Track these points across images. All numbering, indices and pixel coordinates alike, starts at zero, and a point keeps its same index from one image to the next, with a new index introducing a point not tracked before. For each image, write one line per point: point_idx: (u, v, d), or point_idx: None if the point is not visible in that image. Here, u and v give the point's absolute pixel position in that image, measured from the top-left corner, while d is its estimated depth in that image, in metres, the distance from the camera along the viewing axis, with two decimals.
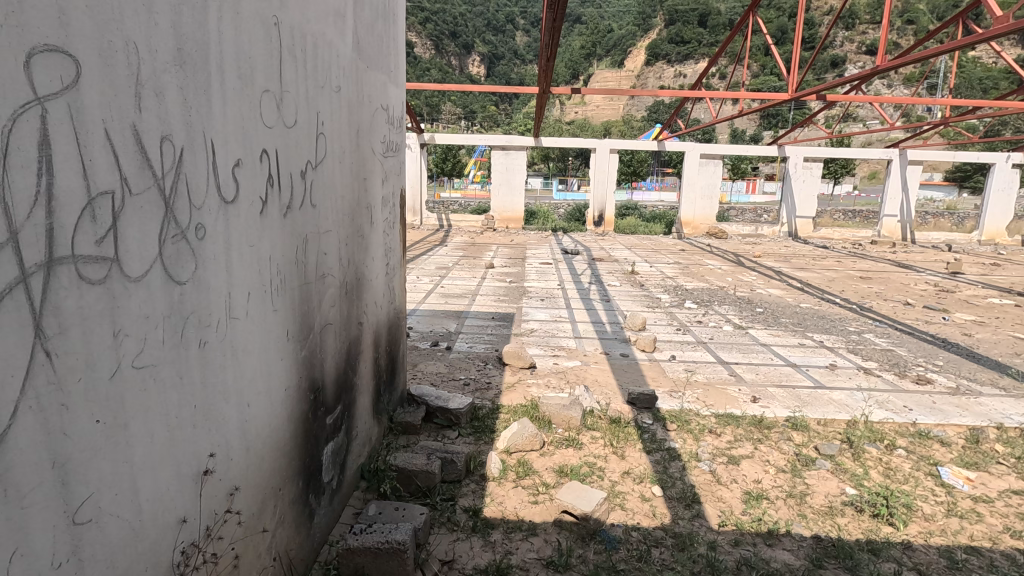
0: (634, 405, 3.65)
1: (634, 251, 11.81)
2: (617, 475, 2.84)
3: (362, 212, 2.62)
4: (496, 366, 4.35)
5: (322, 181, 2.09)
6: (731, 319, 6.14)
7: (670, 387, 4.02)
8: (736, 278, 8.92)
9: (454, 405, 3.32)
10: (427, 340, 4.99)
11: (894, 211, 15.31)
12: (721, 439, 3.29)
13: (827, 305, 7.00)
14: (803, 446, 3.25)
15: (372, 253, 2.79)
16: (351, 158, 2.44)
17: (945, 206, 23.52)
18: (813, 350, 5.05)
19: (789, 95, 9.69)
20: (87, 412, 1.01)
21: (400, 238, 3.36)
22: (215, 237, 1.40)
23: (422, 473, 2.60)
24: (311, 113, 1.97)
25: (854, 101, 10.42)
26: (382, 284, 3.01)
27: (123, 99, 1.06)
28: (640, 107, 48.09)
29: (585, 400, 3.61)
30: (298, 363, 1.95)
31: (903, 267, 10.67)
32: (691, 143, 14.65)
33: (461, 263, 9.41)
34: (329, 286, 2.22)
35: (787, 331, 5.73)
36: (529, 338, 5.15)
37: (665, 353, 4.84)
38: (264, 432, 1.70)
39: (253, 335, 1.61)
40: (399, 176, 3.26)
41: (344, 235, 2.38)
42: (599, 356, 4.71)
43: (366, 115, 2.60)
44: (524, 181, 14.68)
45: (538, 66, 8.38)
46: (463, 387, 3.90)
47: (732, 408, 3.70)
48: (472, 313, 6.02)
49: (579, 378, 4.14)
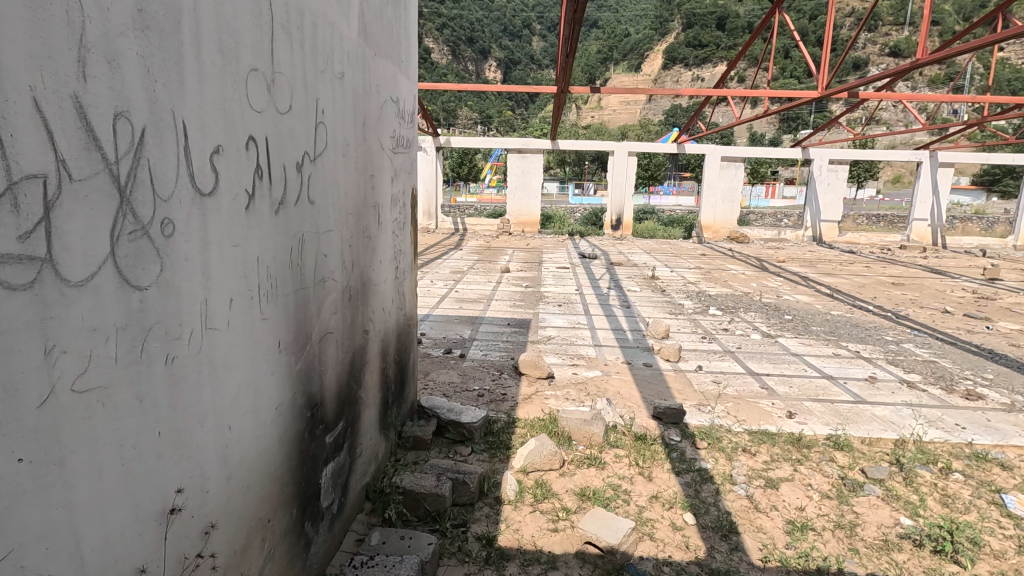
0: (661, 420, 3.40)
1: (653, 255, 11.54)
2: (644, 500, 2.59)
3: (370, 210, 2.42)
4: (513, 375, 4.13)
5: (322, 176, 1.90)
6: (759, 327, 5.84)
7: (698, 400, 3.76)
8: (761, 283, 8.60)
9: (467, 419, 3.10)
10: (440, 347, 4.79)
11: (924, 215, 14.75)
12: (757, 460, 3.02)
13: (860, 312, 6.65)
14: (848, 469, 2.98)
15: (379, 256, 2.59)
16: (357, 153, 2.24)
17: (972, 210, 22.84)
18: (849, 361, 4.74)
19: (819, 93, 9.24)
20: (7, 448, 0.82)
21: (411, 240, 3.16)
22: (187, 235, 1.20)
23: (431, 496, 2.38)
24: (310, 99, 1.78)
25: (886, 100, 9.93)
26: (391, 289, 2.80)
27: (60, 63, 0.87)
28: (657, 112, 47.65)
29: (607, 414, 3.36)
30: (292, 378, 1.74)
31: (937, 273, 10.23)
32: (711, 144, 14.30)
33: (477, 267, 9.24)
34: (332, 290, 2.03)
35: (819, 340, 5.41)
36: (546, 346, 4.92)
37: (691, 363, 4.56)
38: (249, 458, 1.50)
39: (236, 348, 1.42)
40: (410, 175, 3.07)
41: (347, 235, 2.17)
42: (620, 365, 4.47)
43: (373, 105, 2.41)
44: (541, 185, 14.46)
45: (557, 63, 7.96)
46: (477, 399, 3.68)
47: (766, 425, 3.41)
48: (487, 319, 5.82)
49: (601, 390, 3.89)
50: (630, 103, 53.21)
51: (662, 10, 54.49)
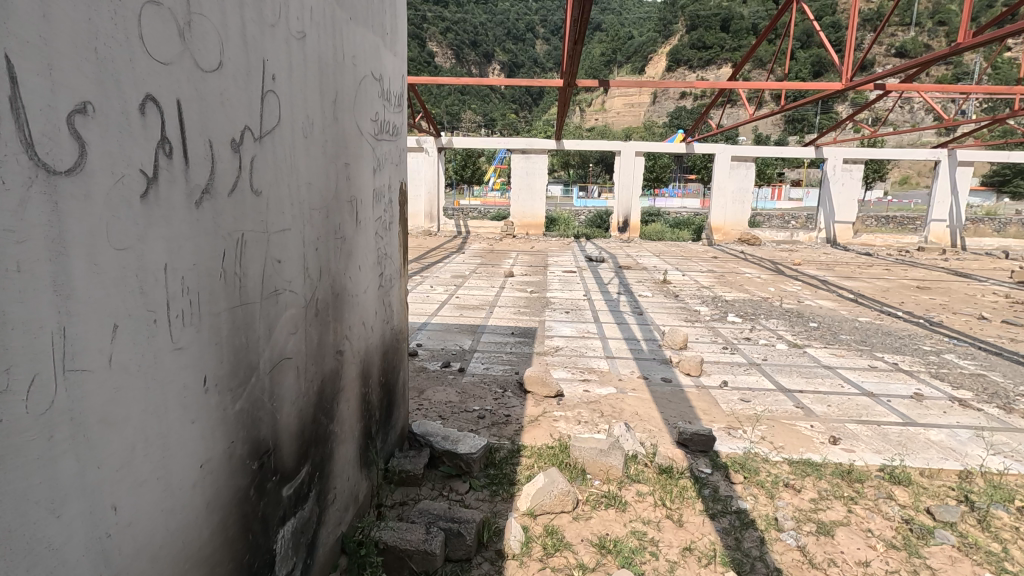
0: (687, 448, 2.97)
1: (663, 258, 11.08)
2: (675, 553, 2.16)
3: (344, 206, 2.00)
4: (517, 393, 3.70)
5: (272, 158, 1.48)
6: (783, 336, 5.39)
7: (726, 423, 3.33)
8: (779, 288, 8.12)
9: (464, 449, 2.69)
10: (437, 360, 4.36)
11: (942, 215, 14.23)
12: (802, 497, 2.59)
13: (889, 319, 6.21)
14: (910, 509, 2.54)
15: (358, 261, 2.16)
16: (326, 136, 1.83)
17: (982, 211, 22.36)
18: (888, 375, 4.30)
19: (843, 85, 8.56)
20: None
21: (400, 245, 2.76)
22: (17, 233, 0.79)
23: (418, 554, 1.97)
24: (252, 58, 1.36)
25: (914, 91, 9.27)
26: (374, 299, 2.39)
27: None
28: (661, 113, 47.18)
29: (626, 441, 2.93)
30: (228, 423, 1.33)
31: (962, 276, 9.73)
32: (721, 144, 13.87)
33: (479, 271, 8.85)
34: (290, 304, 1.62)
35: (852, 351, 4.96)
36: (554, 358, 4.49)
37: (714, 378, 4.13)
38: (152, 543, 1.09)
39: (131, 392, 1.01)
40: (399, 169, 2.67)
41: (312, 236, 1.76)
42: (637, 381, 4.03)
43: (348, 80, 2.00)
44: (545, 186, 14.03)
45: (565, 48, 6.94)
46: (478, 422, 3.24)
47: (809, 454, 2.97)
48: (489, 328, 5.39)
49: (616, 411, 3.46)
50: (633, 105, 52.74)
51: (666, 12, 54.09)
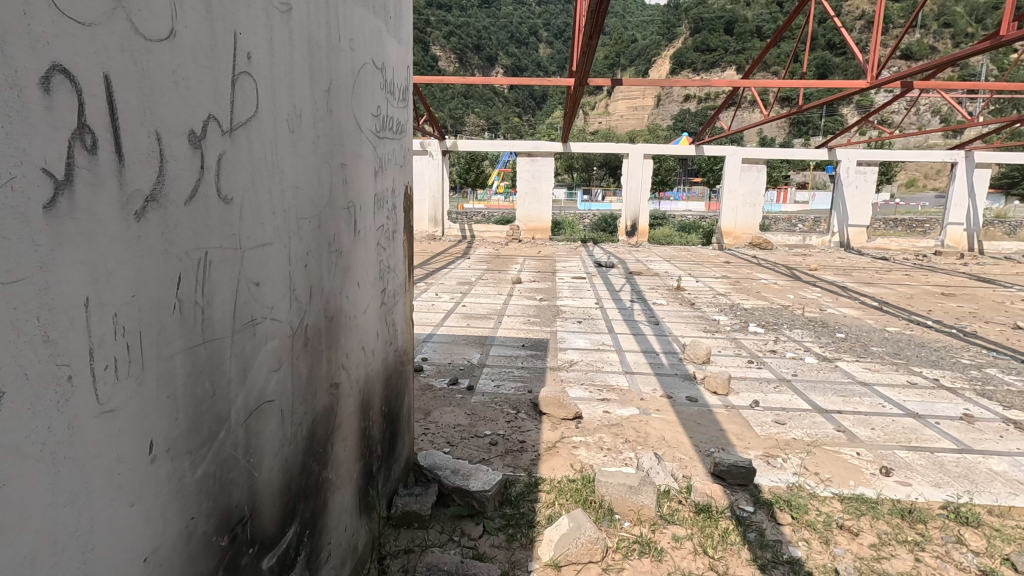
0: (724, 481, 2.66)
1: (674, 263, 10.78)
2: None
3: (339, 213, 1.71)
4: (531, 415, 3.40)
5: (246, 154, 1.19)
6: (811, 348, 5.06)
7: (763, 450, 3.02)
8: (798, 295, 7.80)
9: (477, 485, 2.38)
10: (444, 377, 4.05)
11: (959, 218, 13.85)
12: (861, 542, 2.27)
13: (920, 329, 5.88)
14: (986, 557, 2.21)
15: (357, 277, 1.87)
16: (319, 131, 1.54)
17: (992, 213, 21.99)
18: (931, 394, 3.97)
19: (867, 84, 8.10)
20: None
21: (405, 256, 2.47)
22: None
23: None
24: (219, 29, 1.06)
25: (947, 87, 8.59)
26: (376, 318, 2.10)
27: None
28: (666, 115, 46.93)
29: (656, 474, 2.62)
30: (187, 495, 1.03)
31: (985, 282, 9.39)
32: (731, 146, 13.57)
33: (486, 277, 8.58)
34: (272, 334, 1.33)
35: (886, 365, 4.64)
36: (569, 374, 4.19)
37: (744, 397, 3.81)
38: None
39: (30, 483, 0.72)
40: (403, 171, 2.38)
41: (301, 250, 1.47)
42: (660, 400, 3.72)
43: (345, 67, 1.71)
44: (552, 190, 13.74)
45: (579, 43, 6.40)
46: (490, 450, 2.94)
47: (861, 488, 2.65)
48: (498, 340, 5.09)
49: (641, 436, 3.16)
50: (637, 108, 52.50)
51: (669, 15, 53.87)
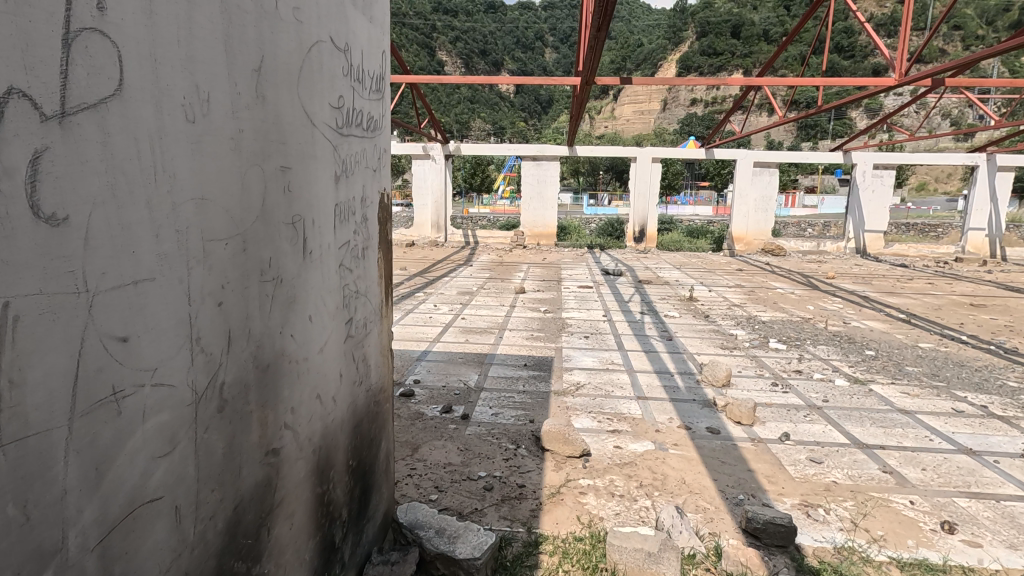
0: (759, 540, 2.24)
1: (684, 271, 10.35)
2: None
3: (280, 230, 1.33)
4: (532, 452, 2.99)
5: (99, 154, 0.80)
6: (840, 369, 4.62)
7: (800, 497, 2.61)
8: (818, 306, 7.34)
9: (465, 551, 1.99)
10: (436, 404, 3.65)
11: (981, 224, 13.29)
12: None
13: (956, 346, 5.41)
14: None
15: (308, 309, 1.49)
16: (244, 122, 1.16)
17: (1010, 216, 21.35)
18: (983, 424, 3.52)
19: (895, 82, 7.34)
20: None
21: (381, 276, 2.07)
22: None
23: None
24: None
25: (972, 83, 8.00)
26: (338, 354, 1.70)
27: None
28: (672, 119, 46.41)
29: (678, 533, 2.21)
30: None
31: (1015, 291, 8.88)
32: (744, 150, 13.10)
33: (488, 286, 8.19)
34: (158, 407, 0.95)
35: (926, 388, 4.19)
36: (574, 400, 3.78)
37: (771, 428, 3.39)
38: None
39: None
40: (376, 175, 1.99)
41: (211, 286, 1.08)
42: (677, 432, 3.31)
43: (286, 43, 1.32)
44: (558, 195, 13.33)
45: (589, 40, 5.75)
46: (484, 497, 2.55)
47: (922, 550, 2.23)
48: (498, 358, 4.69)
49: (659, 478, 2.75)
50: (644, 111, 52.07)
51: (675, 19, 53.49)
